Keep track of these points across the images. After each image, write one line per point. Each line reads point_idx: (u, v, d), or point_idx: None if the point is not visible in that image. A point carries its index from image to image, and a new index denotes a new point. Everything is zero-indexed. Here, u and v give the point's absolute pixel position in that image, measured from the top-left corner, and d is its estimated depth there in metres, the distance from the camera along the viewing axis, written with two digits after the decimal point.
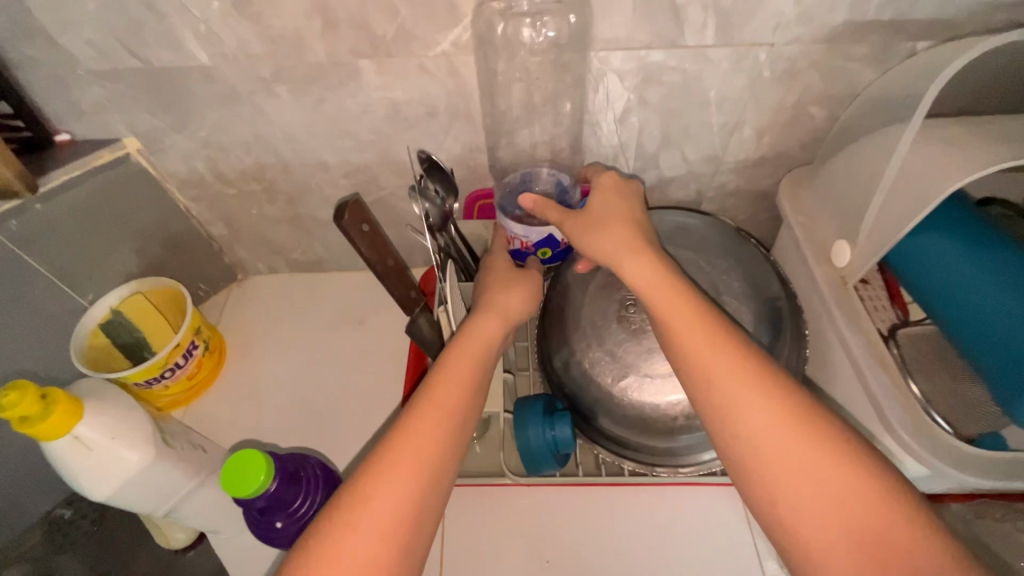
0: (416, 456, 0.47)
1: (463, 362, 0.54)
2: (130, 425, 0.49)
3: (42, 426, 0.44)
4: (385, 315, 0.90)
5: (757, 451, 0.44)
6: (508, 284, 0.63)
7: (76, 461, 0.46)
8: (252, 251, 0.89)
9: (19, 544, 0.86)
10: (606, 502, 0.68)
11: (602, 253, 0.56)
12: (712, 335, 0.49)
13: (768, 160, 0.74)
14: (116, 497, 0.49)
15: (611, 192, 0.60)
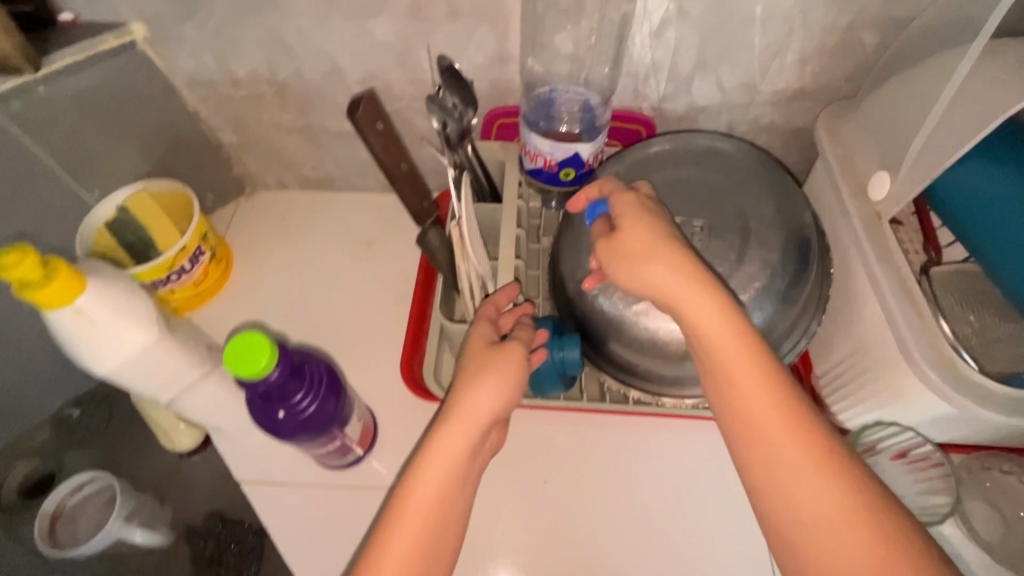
0: (430, 503, 0.51)
1: (437, 466, 0.52)
2: (135, 305, 0.48)
3: (40, 292, 0.42)
4: (395, 238, 0.88)
5: (798, 517, 0.45)
6: (480, 371, 0.56)
7: (77, 334, 0.45)
8: (261, 163, 0.86)
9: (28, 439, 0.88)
10: (608, 430, 0.69)
11: (656, 293, 0.51)
12: (753, 396, 0.48)
13: (809, 92, 0.70)
14: (118, 376, 0.49)
15: (642, 215, 0.53)
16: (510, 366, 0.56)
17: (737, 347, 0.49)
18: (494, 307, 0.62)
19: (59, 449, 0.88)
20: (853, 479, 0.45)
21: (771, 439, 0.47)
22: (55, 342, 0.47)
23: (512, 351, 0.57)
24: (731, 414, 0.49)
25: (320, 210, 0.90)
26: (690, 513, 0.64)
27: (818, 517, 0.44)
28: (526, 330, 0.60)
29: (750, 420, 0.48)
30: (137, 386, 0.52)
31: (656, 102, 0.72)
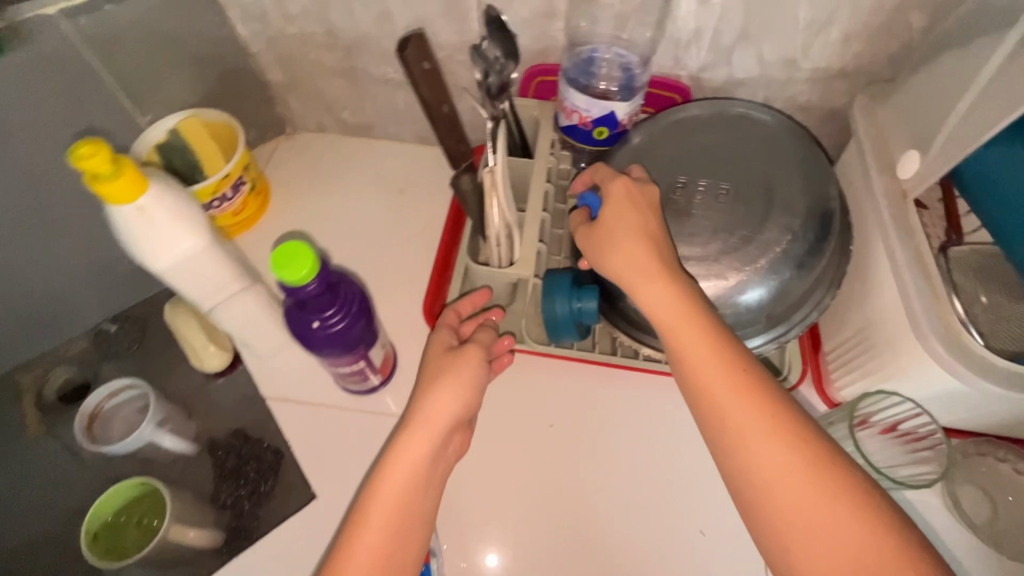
0: (396, 500, 0.55)
1: (401, 466, 0.56)
2: (190, 210, 0.52)
3: (108, 188, 0.46)
4: (426, 188, 0.90)
5: (758, 487, 0.48)
6: (438, 377, 0.60)
7: (137, 232, 0.49)
8: (304, 104, 0.89)
9: (69, 347, 0.94)
10: (616, 385, 0.71)
11: (626, 277, 0.56)
12: (712, 377, 0.51)
13: (849, 72, 0.70)
14: (168, 276, 0.53)
15: (622, 204, 0.57)
16: (468, 372, 0.61)
17: (695, 334, 0.53)
18: (456, 316, 0.67)
19: (96, 360, 0.94)
20: (805, 446, 0.49)
21: (729, 415, 0.50)
22: (116, 238, 0.51)
23: (470, 354, 0.61)
24: (696, 396, 0.53)
25: (358, 155, 0.93)
26: (686, 471, 0.67)
27: (770, 484, 0.48)
28: (487, 332, 0.65)
29: (709, 400, 0.51)
30: (185, 290, 0.56)
31: (694, 71, 0.73)
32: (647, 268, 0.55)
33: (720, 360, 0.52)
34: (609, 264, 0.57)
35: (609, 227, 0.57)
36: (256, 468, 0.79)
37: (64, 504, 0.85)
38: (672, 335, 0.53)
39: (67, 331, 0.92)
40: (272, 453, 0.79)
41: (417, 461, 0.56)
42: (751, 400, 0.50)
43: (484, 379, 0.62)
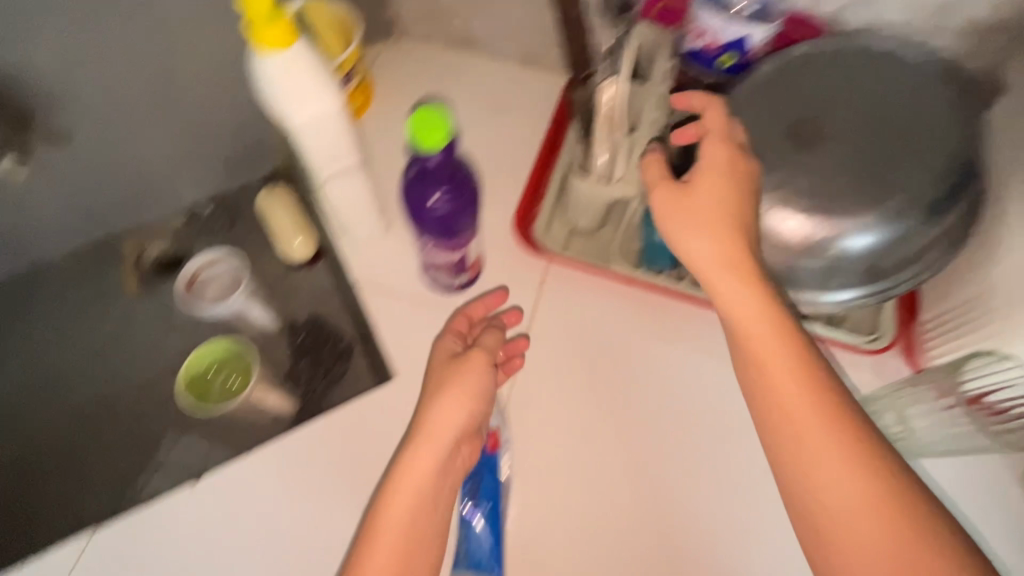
0: (409, 506, 0.56)
1: (408, 480, 0.57)
2: (330, 69, 0.54)
3: (263, 30, 0.49)
4: (524, 108, 0.89)
5: (802, 471, 0.49)
6: (442, 387, 0.62)
7: (279, 82, 0.52)
8: (416, 7, 0.89)
9: (164, 223, 0.98)
10: (697, 321, 0.71)
11: (703, 255, 0.54)
12: (770, 358, 0.52)
13: (1010, 29, 0.64)
14: (298, 135, 0.55)
15: (715, 175, 0.55)
16: (476, 380, 0.62)
17: (760, 312, 0.53)
18: (466, 321, 0.70)
19: (188, 238, 0.98)
20: (856, 427, 0.49)
21: (774, 391, 0.51)
22: (257, 90, 0.54)
23: (474, 360, 0.63)
24: (750, 370, 0.53)
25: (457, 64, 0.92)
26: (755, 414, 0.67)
27: (810, 467, 0.49)
28: (492, 336, 0.67)
29: (763, 374, 0.52)
30: (310, 153, 0.58)
31: (835, 9, 0.69)
32: (723, 245, 0.54)
33: (780, 340, 0.52)
34: (684, 245, 0.56)
35: (692, 199, 0.56)
36: (330, 352, 0.84)
37: (139, 358, 0.89)
38: (736, 312, 0.53)
39: (167, 204, 0.97)
40: (348, 339, 0.84)
41: (422, 476, 0.57)
42: (805, 378, 0.51)
43: (492, 388, 0.63)
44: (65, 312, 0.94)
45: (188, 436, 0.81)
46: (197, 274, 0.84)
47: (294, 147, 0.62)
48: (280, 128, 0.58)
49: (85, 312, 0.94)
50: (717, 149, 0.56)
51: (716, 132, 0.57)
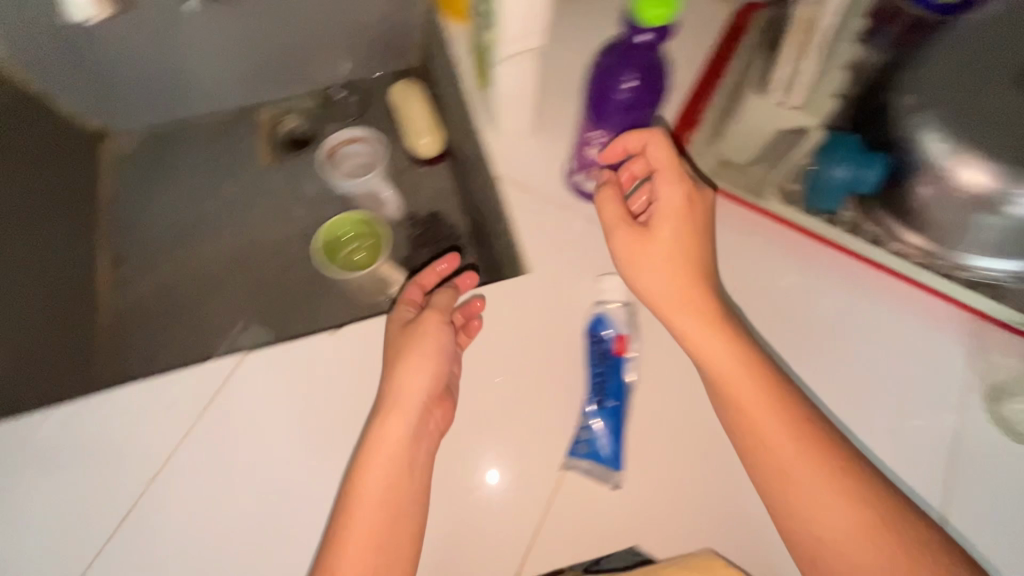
0: (385, 476, 0.55)
1: (381, 454, 0.56)
2: None
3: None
4: None
5: (783, 474, 0.54)
6: (400, 353, 0.60)
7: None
8: None
9: (298, 100, 1.01)
10: (836, 269, 0.68)
11: (659, 294, 0.58)
12: (737, 382, 0.56)
13: None
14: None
15: (677, 214, 0.58)
16: (431, 343, 0.59)
17: (727, 346, 0.57)
18: (418, 292, 0.67)
19: (318, 119, 1.02)
20: (822, 449, 0.54)
21: (757, 417, 0.55)
22: None
23: (427, 323, 0.60)
24: (727, 408, 0.57)
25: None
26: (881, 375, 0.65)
27: (785, 468, 0.54)
28: (445, 296, 0.63)
29: (738, 404, 0.56)
30: (502, 26, 0.57)
31: None
32: (688, 292, 0.58)
33: (741, 367, 0.57)
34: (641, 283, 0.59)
35: (654, 235, 0.58)
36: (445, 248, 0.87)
37: (261, 219, 0.92)
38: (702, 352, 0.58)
39: (306, 80, 0.99)
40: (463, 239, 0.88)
41: (396, 443, 0.56)
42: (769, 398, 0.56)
43: (450, 346, 0.60)
44: (188, 168, 0.95)
45: (308, 302, 0.85)
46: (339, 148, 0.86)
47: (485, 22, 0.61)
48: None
49: (211, 171, 0.95)
50: (671, 193, 0.58)
51: (666, 169, 0.58)
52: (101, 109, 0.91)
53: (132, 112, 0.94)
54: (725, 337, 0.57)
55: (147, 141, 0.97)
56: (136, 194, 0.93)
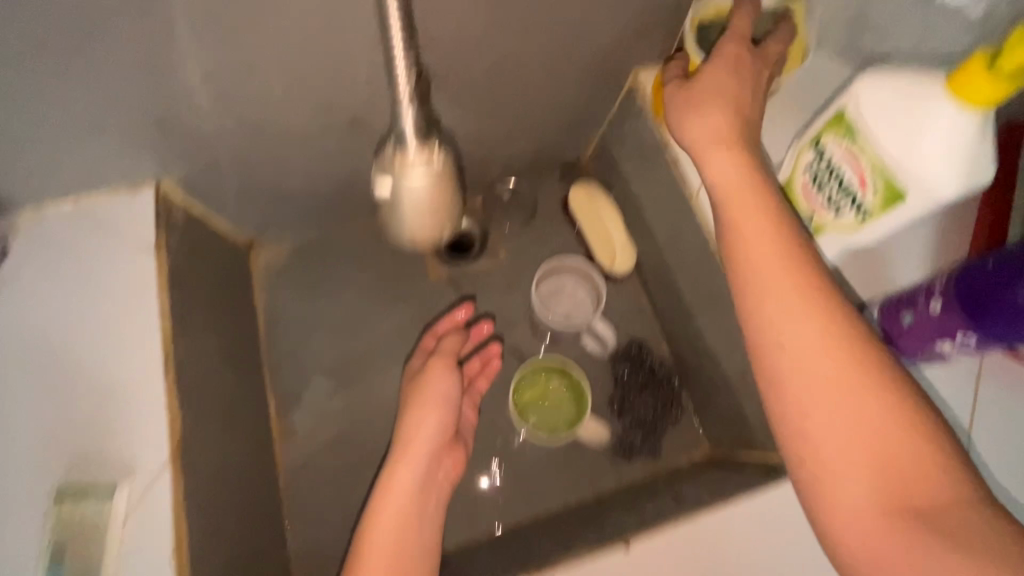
0: (396, 520, 0.57)
1: (391, 505, 0.58)
2: (977, 154, 0.40)
3: (964, 75, 0.38)
4: None
5: (799, 416, 0.43)
6: (417, 401, 0.66)
7: (953, 146, 0.40)
8: None
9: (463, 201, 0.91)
10: None
11: (692, 138, 0.52)
12: (772, 282, 0.46)
13: None
14: (919, 209, 0.43)
15: (721, 70, 0.52)
16: (440, 385, 0.67)
17: (741, 183, 0.49)
18: (432, 338, 0.76)
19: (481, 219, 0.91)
20: None
21: (768, 315, 0.45)
22: (870, 125, 0.43)
23: (436, 365, 0.68)
24: (762, 334, 0.46)
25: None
26: None
27: (808, 384, 0.43)
28: (450, 342, 0.72)
29: (757, 308, 0.46)
30: (846, 220, 0.48)
31: None
32: (725, 125, 0.51)
33: (778, 260, 0.46)
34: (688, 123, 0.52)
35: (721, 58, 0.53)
36: (664, 389, 0.79)
37: None
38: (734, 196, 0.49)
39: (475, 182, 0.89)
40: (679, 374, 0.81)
41: (405, 495, 0.59)
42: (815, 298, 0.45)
43: (453, 388, 0.67)
44: (348, 284, 0.85)
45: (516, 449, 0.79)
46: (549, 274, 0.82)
47: (834, 201, 0.48)
48: (841, 162, 0.46)
49: (376, 290, 0.85)
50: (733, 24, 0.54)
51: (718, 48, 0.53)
52: (258, 224, 0.80)
53: (286, 224, 0.83)
54: (773, 233, 0.47)
55: (301, 251, 0.86)
56: (297, 317, 0.83)
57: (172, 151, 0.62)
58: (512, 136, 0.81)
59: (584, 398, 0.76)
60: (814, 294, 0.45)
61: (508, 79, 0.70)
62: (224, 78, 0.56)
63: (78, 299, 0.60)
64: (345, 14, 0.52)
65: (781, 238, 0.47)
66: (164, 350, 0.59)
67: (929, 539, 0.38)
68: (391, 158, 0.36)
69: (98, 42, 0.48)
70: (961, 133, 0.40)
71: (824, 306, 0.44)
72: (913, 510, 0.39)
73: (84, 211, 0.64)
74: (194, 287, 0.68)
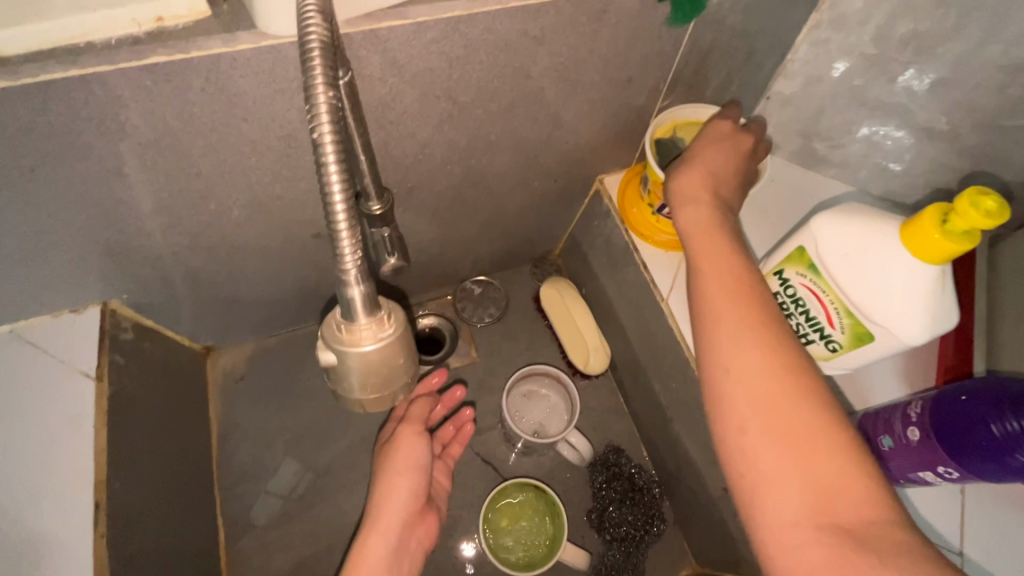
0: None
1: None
2: (941, 302, 0.40)
3: (915, 229, 0.39)
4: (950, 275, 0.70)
5: (740, 429, 0.40)
6: (390, 471, 0.62)
7: (914, 295, 0.40)
8: (843, 130, 0.70)
9: (433, 298, 0.89)
10: None
11: (673, 186, 0.55)
12: (721, 300, 0.45)
13: None
14: (886, 348, 0.43)
15: (714, 138, 0.58)
16: (410, 453, 0.63)
17: (709, 221, 0.51)
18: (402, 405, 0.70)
19: (450, 316, 0.89)
20: None
21: (720, 328, 0.44)
22: (833, 269, 0.43)
23: (406, 434, 0.63)
24: (707, 354, 0.44)
25: (813, 191, 0.76)
26: None
27: (754, 398, 0.41)
28: (419, 407, 0.67)
29: (710, 322, 0.45)
30: (819, 351, 0.47)
31: None
32: (704, 175, 0.55)
33: (730, 283, 0.46)
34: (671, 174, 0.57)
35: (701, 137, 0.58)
36: (644, 500, 0.77)
37: None
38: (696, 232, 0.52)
39: (446, 282, 0.87)
40: (659, 481, 0.78)
41: (376, 568, 0.58)
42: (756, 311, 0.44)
43: (425, 456, 0.64)
44: (312, 391, 0.82)
45: (488, 570, 0.74)
46: (526, 380, 0.79)
47: (802, 331, 0.48)
48: (808, 297, 0.46)
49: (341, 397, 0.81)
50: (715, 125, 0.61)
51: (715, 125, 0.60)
52: (216, 334, 0.77)
53: (246, 331, 0.80)
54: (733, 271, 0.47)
55: (262, 358, 0.83)
56: (257, 429, 0.79)
57: (120, 275, 0.59)
58: (481, 240, 0.81)
59: (559, 518, 0.72)
60: (764, 319, 0.44)
61: (474, 190, 0.70)
62: (176, 207, 0.54)
63: (4, 437, 0.55)
64: (303, 146, 0.53)
65: (735, 269, 0.47)
66: (97, 493, 0.54)
67: (854, 561, 0.35)
68: (339, 330, 0.35)
69: (39, 182, 0.46)
70: (924, 284, 0.40)
71: (775, 330, 0.43)
72: (840, 528, 0.36)
73: (19, 337, 0.59)
74: (140, 411, 0.63)
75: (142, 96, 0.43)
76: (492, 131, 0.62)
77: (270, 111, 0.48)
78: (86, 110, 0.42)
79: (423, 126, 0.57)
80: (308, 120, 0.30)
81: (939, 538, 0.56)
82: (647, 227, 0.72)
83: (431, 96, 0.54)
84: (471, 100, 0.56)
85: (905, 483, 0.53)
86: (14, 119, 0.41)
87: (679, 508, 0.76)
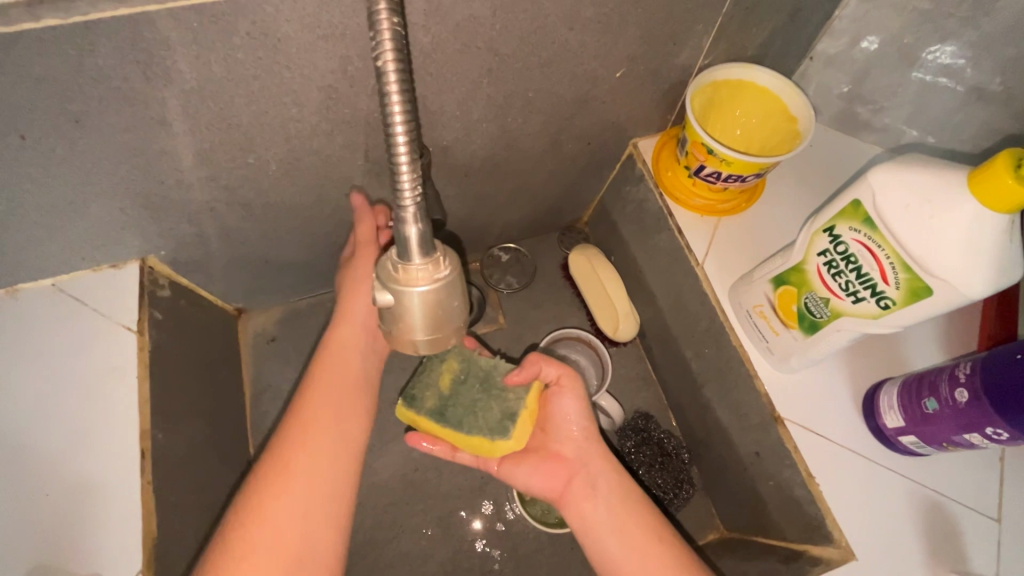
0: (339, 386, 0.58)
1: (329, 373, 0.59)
2: (1002, 256, 0.40)
3: (985, 177, 0.38)
4: None
5: None
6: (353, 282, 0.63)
7: (973, 247, 0.40)
8: (887, 95, 0.68)
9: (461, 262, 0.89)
10: None
11: (572, 437, 0.61)
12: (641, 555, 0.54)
13: None
14: (943, 304, 0.42)
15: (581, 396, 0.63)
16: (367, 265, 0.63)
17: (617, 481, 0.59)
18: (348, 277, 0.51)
19: (478, 281, 0.89)
20: None
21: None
22: (889, 221, 0.42)
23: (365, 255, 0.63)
24: None
25: (854, 157, 0.74)
26: None
27: None
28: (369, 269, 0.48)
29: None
30: (868, 309, 0.47)
31: None
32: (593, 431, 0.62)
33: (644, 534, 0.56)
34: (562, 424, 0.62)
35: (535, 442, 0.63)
36: (674, 465, 0.78)
37: None
38: (609, 499, 0.58)
39: (474, 247, 0.87)
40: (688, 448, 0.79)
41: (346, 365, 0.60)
42: (650, 532, 0.56)
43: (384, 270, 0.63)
44: None
45: (517, 530, 0.75)
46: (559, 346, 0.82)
47: (851, 288, 0.47)
48: (861, 253, 0.45)
49: None
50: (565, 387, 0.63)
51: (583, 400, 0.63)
52: (247, 295, 0.78)
53: (276, 293, 0.80)
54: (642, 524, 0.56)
55: (292, 321, 0.83)
56: (287, 390, 0.81)
57: (158, 229, 0.59)
58: (510, 205, 0.80)
59: None
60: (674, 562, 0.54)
61: (507, 152, 0.69)
62: (215, 160, 0.54)
63: (50, 385, 0.56)
64: (342, 98, 0.52)
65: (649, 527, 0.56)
66: (142, 442, 0.55)
67: None
68: (395, 270, 0.35)
69: (85, 129, 0.46)
70: (986, 235, 0.39)
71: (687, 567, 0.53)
72: None
73: (62, 290, 0.60)
74: (178, 367, 0.64)
75: (186, 40, 0.42)
76: (529, 89, 0.61)
77: (310, 59, 0.47)
78: (132, 52, 0.42)
79: (461, 81, 0.56)
80: (372, 48, 0.30)
81: (978, 502, 0.56)
82: (681, 189, 0.71)
83: (472, 48, 0.53)
84: (510, 53, 0.55)
85: (949, 447, 0.53)
86: (61, 60, 0.40)
87: (707, 473, 0.76)
